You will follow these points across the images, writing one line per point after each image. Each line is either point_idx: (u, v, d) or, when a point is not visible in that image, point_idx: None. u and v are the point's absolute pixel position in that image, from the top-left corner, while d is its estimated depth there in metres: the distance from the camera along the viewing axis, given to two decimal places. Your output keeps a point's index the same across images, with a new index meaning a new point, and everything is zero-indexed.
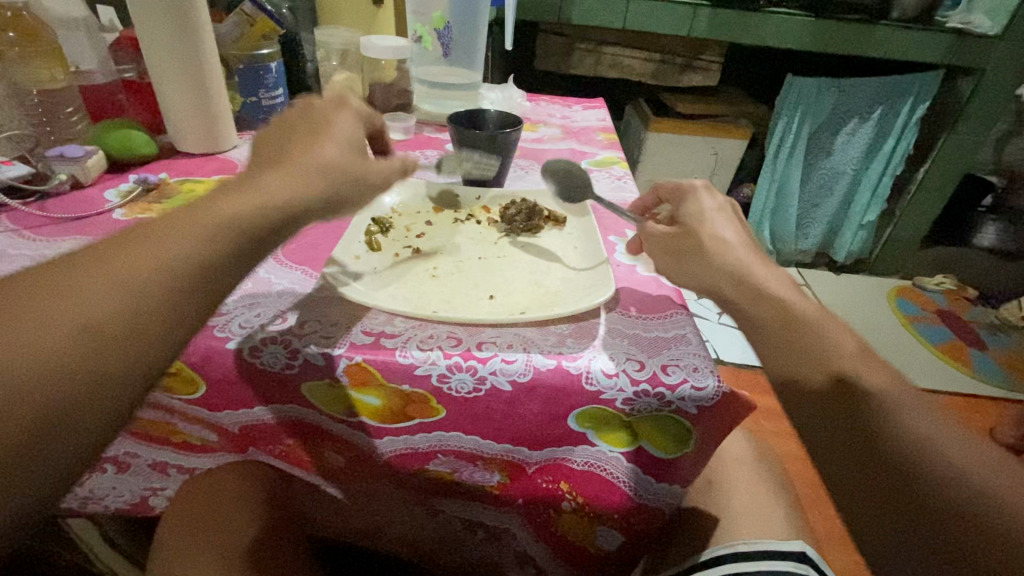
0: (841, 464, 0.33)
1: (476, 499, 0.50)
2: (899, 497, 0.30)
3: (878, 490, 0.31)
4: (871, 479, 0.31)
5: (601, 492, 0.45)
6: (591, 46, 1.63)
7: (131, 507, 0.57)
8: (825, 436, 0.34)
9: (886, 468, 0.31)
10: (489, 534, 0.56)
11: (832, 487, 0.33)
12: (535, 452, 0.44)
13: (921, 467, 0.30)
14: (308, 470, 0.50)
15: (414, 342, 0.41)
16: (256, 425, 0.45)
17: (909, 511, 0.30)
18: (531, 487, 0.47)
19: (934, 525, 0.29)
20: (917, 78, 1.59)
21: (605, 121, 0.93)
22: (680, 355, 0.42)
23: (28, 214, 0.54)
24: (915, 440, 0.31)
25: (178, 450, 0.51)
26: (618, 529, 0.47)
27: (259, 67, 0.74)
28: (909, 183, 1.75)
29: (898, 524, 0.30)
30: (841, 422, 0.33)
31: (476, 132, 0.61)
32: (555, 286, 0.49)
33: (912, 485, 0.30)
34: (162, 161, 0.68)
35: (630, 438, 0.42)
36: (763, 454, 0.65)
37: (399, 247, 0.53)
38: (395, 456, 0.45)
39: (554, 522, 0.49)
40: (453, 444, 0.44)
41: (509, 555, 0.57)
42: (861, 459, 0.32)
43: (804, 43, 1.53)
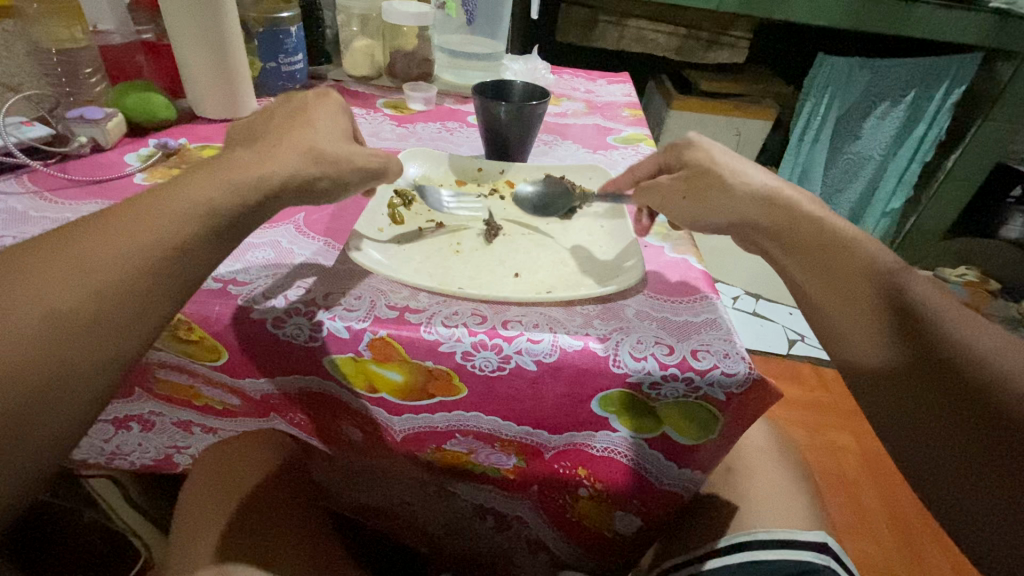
0: (906, 399, 0.33)
1: (491, 481, 0.50)
2: (967, 427, 0.30)
3: (948, 424, 0.30)
4: (933, 409, 0.31)
5: (621, 479, 0.44)
6: (615, 18, 1.57)
7: (156, 464, 0.56)
8: (879, 376, 0.35)
9: (949, 396, 0.31)
10: (498, 518, 0.56)
11: (890, 399, 0.34)
12: (555, 435, 0.44)
13: (984, 388, 0.30)
14: (331, 445, 0.51)
15: (439, 318, 0.41)
16: (276, 395, 0.45)
17: (978, 440, 0.29)
18: (547, 471, 0.47)
19: (989, 427, 0.29)
20: (954, 60, 1.52)
21: (631, 96, 0.90)
22: (710, 340, 0.40)
23: (49, 176, 0.54)
24: (956, 338, 0.32)
25: (204, 412, 0.50)
26: (635, 514, 0.47)
27: (278, 31, 0.72)
28: (938, 171, 1.69)
29: (958, 431, 0.30)
30: (906, 335, 0.34)
31: (503, 105, 0.59)
32: (582, 266, 0.48)
33: (974, 405, 0.30)
34: (180, 127, 0.66)
35: (653, 424, 0.41)
36: (784, 441, 0.65)
37: (423, 221, 0.52)
38: (412, 434, 0.45)
39: (569, 508, 0.49)
40: (471, 424, 0.43)
41: (518, 539, 0.57)
42: (917, 390, 0.32)
43: (837, 20, 1.47)
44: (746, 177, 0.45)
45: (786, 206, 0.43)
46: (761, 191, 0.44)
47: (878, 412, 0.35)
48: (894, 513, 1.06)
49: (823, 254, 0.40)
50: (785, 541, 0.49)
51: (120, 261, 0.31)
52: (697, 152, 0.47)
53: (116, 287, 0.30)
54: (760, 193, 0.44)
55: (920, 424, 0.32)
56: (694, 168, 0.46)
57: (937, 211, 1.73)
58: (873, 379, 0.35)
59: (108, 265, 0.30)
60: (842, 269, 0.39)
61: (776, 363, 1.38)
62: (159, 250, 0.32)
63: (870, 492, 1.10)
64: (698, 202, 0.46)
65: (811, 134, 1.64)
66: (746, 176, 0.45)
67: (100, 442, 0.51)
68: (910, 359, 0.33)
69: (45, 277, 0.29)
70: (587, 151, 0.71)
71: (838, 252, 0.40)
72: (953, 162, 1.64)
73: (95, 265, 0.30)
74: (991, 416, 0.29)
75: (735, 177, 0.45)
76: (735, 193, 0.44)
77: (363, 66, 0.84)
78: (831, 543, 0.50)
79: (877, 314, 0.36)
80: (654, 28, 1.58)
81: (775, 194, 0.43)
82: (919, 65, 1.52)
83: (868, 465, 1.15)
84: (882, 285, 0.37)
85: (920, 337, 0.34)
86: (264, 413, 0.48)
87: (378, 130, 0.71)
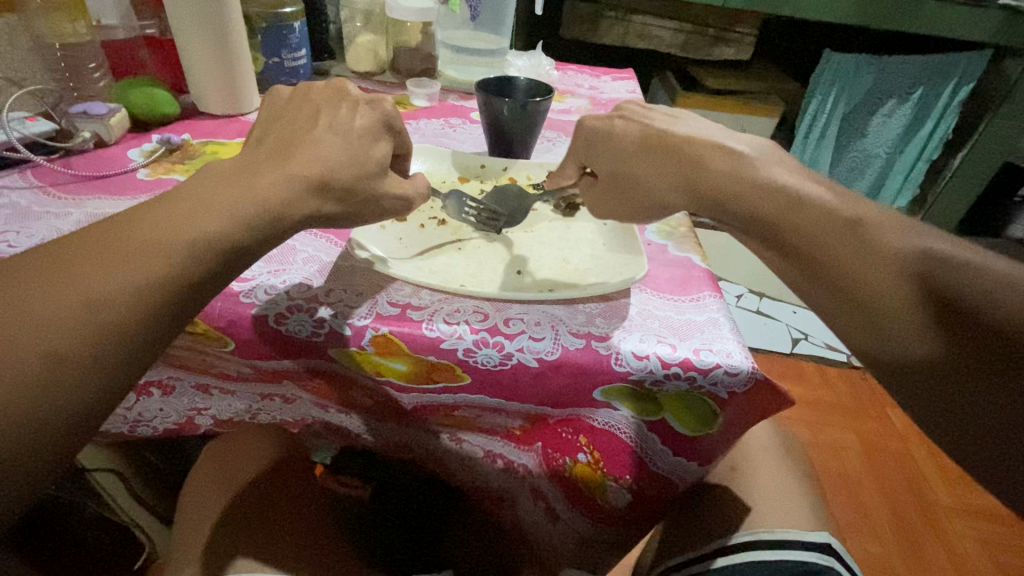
0: (940, 375, 0.32)
1: (498, 434, 0.48)
2: (1007, 386, 0.31)
3: (988, 388, 0.31)
4: (963, 373, 0.32)
5: (619, 453, 0.44)
6: (620, 14, 1.56)
7: (179, 428, 0.52)
8: (905, 362, 0.34)
9: (978, 357, 0.31)
10: (505, 466, 0.52)
11: (920, 377, 0.33)
12: (557, 411, 0.43)
13: (1003, 335, 0.31)
14: (342, 408, 0.49)
15: (441, 315, 0.41)
16: (277, 369, 0.43)
17: (1018, 394, 0.30)
18: (551, 436, 0.46)
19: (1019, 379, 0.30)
20: (962, 58, 1.50)
21: (635, 93, 0.90)
22: (713, 339, 0.40)
23: (53, 171, 0.54)
24: (953, 291, 0.33)
25: (221, 376, 0.45)
26: (628, 488, 0.46)
27: (281, 26, 0.72)
28: (944, 169, 1.68)
29: (997, 390, 0.31)
30: (910, 303, 0.34)
31: (506, 102, 0.59)
32: (584, 263, 0.48)
33: (1003, 358, 0.31)
34: (184, 122, 0.67)
35: (654, 410, 0.41)
36: (785, 440, 0.64)
37: (425, 217, 0.52)
38: (418, 406, 0.45)
39: (567, 471, 0.48)
40: (474, 405, 0.44)
41: (523, 491, 0.54)
42: (925, 336, 0.33)
43: (845, 16, 1.45)
44: (663, 163, 0.42)
45: (709, 174, 0.41)
46: (683, 167, 0.42)
47: (884, 360, 0.35)
48: (896, 512, 1.06)
49: (794, 236, 0.38)
50: (791, 541, 0.49)
51: (129, 267, 0.30)
52: (605, 144, 0.46)
53: (126, 293, 0.29)
54: (680, 171, 0.42)
55: (931, 366, 0.33)
56: (612, 161, 0.45)
57: (943, 210, 1.71)
58: (901, 365, 0.34)
59: (118, 267, 0.30)
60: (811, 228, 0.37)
61: (779, 361, 1.38)
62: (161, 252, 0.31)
63: (873, 491, 1.09)
64: (633, 198, 0.45)
65: (817, 131, 1.62)
66: (665, 154, 0.43)
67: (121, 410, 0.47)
68: (931, 332, 0.33)
69: (83, 264, 0.29)
70: None
71: (797, 216, 0.38)
72: (959, 161, 1.63)
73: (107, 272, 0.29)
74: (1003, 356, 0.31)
75: (654, 171, 0.43)
76: (660, 197, 0.43)
77: (366, 62, 0.83)
78: (834, 544, 0.50)
79: (875, 287, 0.35)
80: (660, 24, 1.57)
81: (697, 167, 0.41)
82: (927, 62, 1.51)
83: (871, 463, 1.15)
84: (870, 263, 0.35)
85: (924, 301, 0.33)
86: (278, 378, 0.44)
87: None
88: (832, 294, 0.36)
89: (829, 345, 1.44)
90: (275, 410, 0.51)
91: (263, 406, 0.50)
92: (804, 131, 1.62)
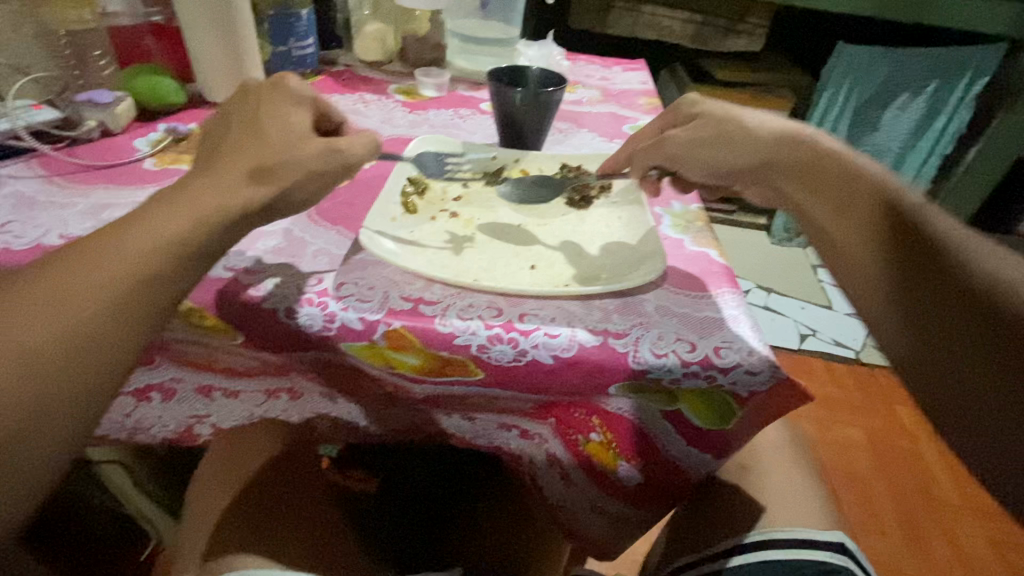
0: (920, 305, 0.36)
1: (512, 412, 0.46)
2: (976, 321, 0.34)
3: (964, 321, 0.34)
4: (936, 310, 0.35)
5: (634, 436, 0.44)
6: (630, 4, 1.54)
7: (177, 440, 0.51)
8: (883, 297, 0.38)
9: (958, 295, 0.35)
10: (521, 433, 0.50)
11: (898, 308, 0.37)
12: (574, 400, 0.42)
13: (983, 286, 0.35)
14: (351, 398, 0.47)
15: (454, 310, 0.40)
16: (277, 361, 0.43)
17: (978, 330, 0.33)
18: (565, 416, 0.45)
19: (983, 318, 0.34)
20: (978, 49, 1.48)
21: (647, 84, 0.88)
22: (733, 336, 0.39)
23: (59, 160, 0.53)
24: (954, 245, 0.37)
25: (225, 371, 0.44)
26: (641, 468, 0.46)
27: (289, 14, 0.70)
28: (958, 163, 1.65)
29: (967, 325, 0.34)
30: (909, 247, 0.38)
31: (519, 91, 0.57)
32: (599, 258, 0.47)
33: (979, 302, 0.34)
34: (190, 111, 0.65)
35: (671, 402, 0.40)
36: (798, 437, 0.63)
37: (436, 209, 0.51)
38: (430, 397, 0.44)
39: (582, 448, 0.47)
40: (489, 396, 0.43)
41: (543, 463, 0.52)
42: (909, 266, 0.38)
43: (859, 7, 1.42)
44: (752, 128, 0.49)
45: (798, 139, 0.47)
46: (757, 136, 0.48)
47: (871, 301, 0.39)
48: (905, 512, 1.05)
49: (828, 181, 0.44)
50: (803, 540, 0.49)
51: (102, 271, 0.32)
52: (709, 109, 0.51)
53: (102, 294, 0.31)
54: (768, 137, 0.48)
55: (921, 308, 0.36)
56: (709, 122, 0.51)
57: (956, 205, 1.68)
58: (880, 302, 0.38)
59: (100, 269, 0.32)
60: (839, 191, 0.43)
61: (786, 357, 1.37)
62: (132, 263, 0.32)
63: (881, 489, 1.08)
64: (705, 152, 0.50)
65: (828, 124, 1.60)
66: (758, 126, 0.49)
67: (121, 416, 0.47)
68: (913, 273, 0.37)
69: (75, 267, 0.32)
70: (603, 140, 0.69)
71: (834, 174, 0.44)
72: (973, 155, 1.60)
73: (80, 287, 0.31)
74: (981, 302, 0.34)
75: (739, 134, 0.49)
76: (735, 150, 0.49)
77: (374, 51, 0.82)
78: (849, 543, 0.49)
79: (875, 235, 0.40)
80: (670, 14, 1.55)
81: (787, 135, 0.48)
82: (942, 54, 1.48)
83: (878, 461, 1.14)
84: (883, 214, 0.41)
85: (921, 247, 0.38)
86: (287, 369, 0.43)
87: (390, 116, 0.69)
88: (843, 226, 0.42)
89: (837, 341, 1.42)
90: (278, 413, 0.50)
91: (265, 409, 0.49)
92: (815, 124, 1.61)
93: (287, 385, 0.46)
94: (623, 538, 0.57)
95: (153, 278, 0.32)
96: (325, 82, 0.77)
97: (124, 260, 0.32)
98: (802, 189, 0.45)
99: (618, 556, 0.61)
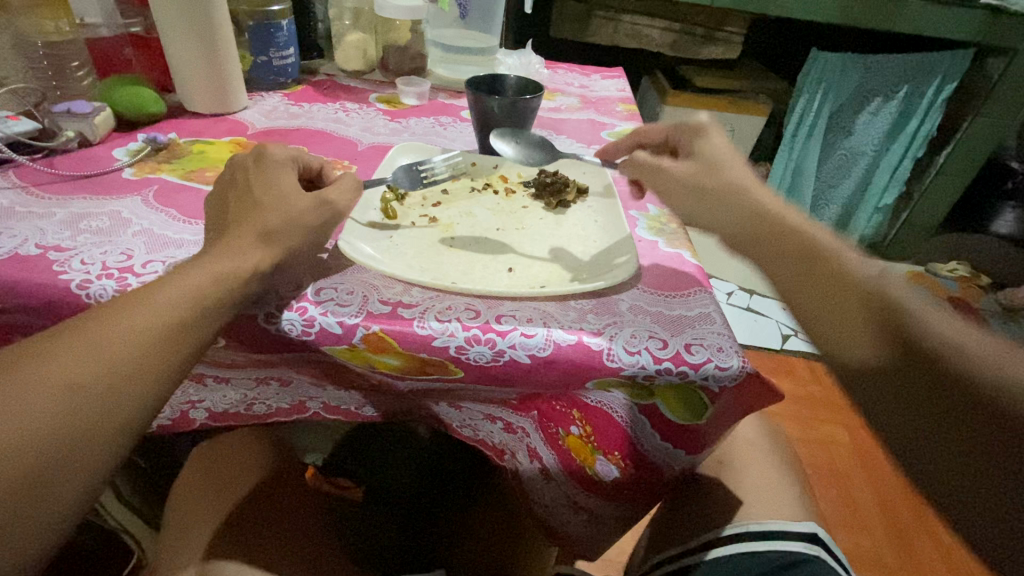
0: (890, 391, 0.32)
1: (496, 403, 0.47)
2: (943, 414, 0.30)
3: (944, 417, 0.30)
4: (909, 395, 0.31)
5: (611, 431, 0.45)
6: (609, 13, 1.57)
7: (174, 424, 0.52)
8: (860, 371, 0.34)
9: (923, 387, 0.31)
10: (505, 427, 0.51)
11: (866, 397, 0.33)
12: (556, 392, 0.43)
13: (962, 373, 0.30)
14: (342, 388, 0.48)
15: (432, 313, 0.40)
16: (261, 357, 0.43)
17: (949, 426, 0.30)
18: (546, 407, 0.46)
19: (964, 415, 0.29)
20: (946, 56, 1.52)
21: (625, 91, 0.90)
22: (705, 334, 0.40)
23: (37, 172, 0.53)
24: (933, 328, 0.32)
25: (216, 365, 0.45)
26: (620, 463, 0.47)
27: (269, 25, 0.71)
28: (930, 165, 1.70)
29: (925, 417, 0.30)
30: (875, 325, 0.34)
31: (496, 100, 0.58)
32: (575, 260, 0.48)
33: (967, 409, 0.29)
34: (171, 121, 0.66)
35: (646, 397, 0.41)
36: (776, 433, 0.65)
37: (415, 215, 0.52)
38: (414, 389, 0.45)
39: (563, 439, 0.49)
40: (472, 389, 0.44)
41: (525, 454, 0.53)
42: (884, 351, 0.33)
43: (831, 15, 1.47)
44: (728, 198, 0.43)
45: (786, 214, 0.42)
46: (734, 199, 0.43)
47: (852, 358, 0.34)
48: (887, 506, 1.07)
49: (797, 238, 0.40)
50: (779, 532, 0.49)
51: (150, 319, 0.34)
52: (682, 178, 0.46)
53: (146, 340, 0.33)
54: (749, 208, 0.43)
55: (917, 413, 0.31)
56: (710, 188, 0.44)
57: (930, 205, 1.73)
58: (863, 374, 0.33)
59: (147, 317, 0.34)
60: (809, 257, 0.39)
61: (770, 357, 1.39)
62: (161, 313, 0.34)
63: (863, 485, 1.10)
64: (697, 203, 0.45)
65: (804, 129, 1.63)
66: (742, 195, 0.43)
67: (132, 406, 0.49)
68: (887, 351, 0.33)
69: (123, 314, 0.33)
70: (582, 146, 0.71)
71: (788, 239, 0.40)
72: (945, 157, 1.64)
73: (127, 331, 0.33)
74: (957, 382, 0.30)
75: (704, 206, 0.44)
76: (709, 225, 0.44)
77: (355, 60, 0.83)
78: (821, 534, 0.50)
79: (840, 308, 0.36)
80: (649, 23, 1.58)
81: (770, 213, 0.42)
82: (911, 60, 1.53)
83: (861, 457, 1.16)
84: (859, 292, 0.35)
85: (889, 325, 0.33)
86: (272, 364, 0.44)
87: (371, 124, 0.70)
88: (819, 294, 0.37)
89: None
90: (270, 396, 0.49)
91: (258, 394, 0.49)
92: (791, 130, 1.64)
93: (275, 373, 0.46)
94: (606, 535, 0.57)
95: (188, 322, 0.34)
96: (306, 91, 0.78)
97: (170, 309, 0.34)
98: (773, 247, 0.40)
99: (600, 555, 0.62)
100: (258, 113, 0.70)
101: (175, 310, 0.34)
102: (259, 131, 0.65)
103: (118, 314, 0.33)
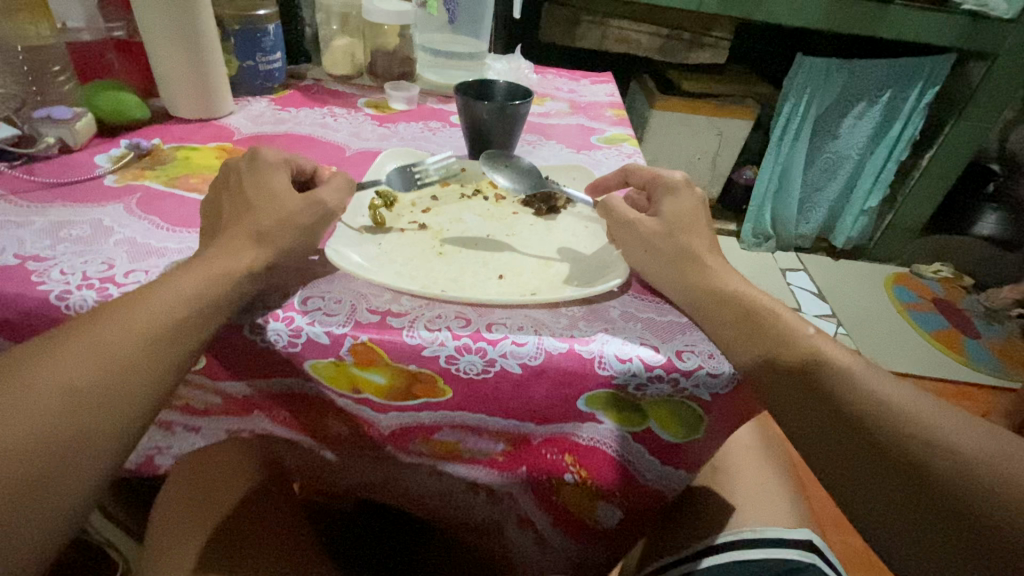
0: (881, 493, 0.32)
1: (481, 460, 0.46)
2: (932, 512, 0.31)
3: (932, 515, 0.31)
4: (905, 502, 0.32)
5: (610, 467, 0.44)
6: (597, 18, 1.58)
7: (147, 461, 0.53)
8: (850, 472, 0.33)
9: (906, 484, 0.32)
10: (488, 495, 0.50)
11: (855, 494, 0.33)
12: (540, 427, 0.43)
13: (945, 473, 0.31)
14: (320, 442, 0.48)
15: (421, 322, 0.40)
16: (243, 397, 0.44)
17: (940, 523, 0.31)
18: (537, 460, 0.45)
19: (952, 513, 0.30)
20: (927, 62, 1.54)
21: (614, 96, 0.91)
22: (696, 340, 0.41)
23: (15, 178, 0.52)
24: (906, 420, 0.33)
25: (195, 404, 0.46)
26: (619, 503, 0.46)
27: (255, 29, 0.70)
28: (914, 169, 1.72)
29: (924, 522, 0.31)
30: (852, 425, 0.34)
31: (485, 105, 0.58)
32: (566, 267, 0.48)
33: (954, 509, 0.30)
34: (154, 127, 0.65)
35: (639, 420, 0.41)
36: (767, 437, 0.65)
37: (404, 223, 0.51)
38: (397, 431, 0.44)
39: (557, 494, 0.47)
40: (460, 420, 0.43)
41: (508, 518, 0.53)
42: (873, 456, 0.33)
43: (815, 21, 1.48)
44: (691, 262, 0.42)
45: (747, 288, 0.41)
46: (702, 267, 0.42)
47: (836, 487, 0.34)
48: None
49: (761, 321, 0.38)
50: (774, 539, 0.49)
51: (143, 323, 0.33)
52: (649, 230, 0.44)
53: (141, 345, 0.32)
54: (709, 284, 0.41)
55: (870, 486, 0.33)
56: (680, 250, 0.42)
57: (914, 208, 1.75)
58: (852, 484, 0.33)
59: (137, 323, 0.33)
60: (774, 345, 0.37)
61: None
62: (148, 319, 0.33)
63: None
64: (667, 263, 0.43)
65: (790, 134, 1.65)
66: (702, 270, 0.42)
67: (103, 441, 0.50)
68: (873, 455, 0.33)
69: (114, 320, 0.33)
70: (571, 151, 0.71)
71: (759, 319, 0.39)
72: (928, 161, 1.67)
73: (119, 337, 0.32)
74: (933, 483, 0.31)
75: (668, 269, 0.43)
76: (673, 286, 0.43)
77: (343, 64, 0.82)
78: (817, 541, 0.50)
79: (818, 418, 0.35)
80: (636, 28, 1.59)
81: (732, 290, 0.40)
82: (893, 66, 1.55)
83: None
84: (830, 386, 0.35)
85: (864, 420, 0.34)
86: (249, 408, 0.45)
87: (359, 130, 0.70)
88: (796, 404, 0.36)
89: None
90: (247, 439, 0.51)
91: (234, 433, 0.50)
92: (777, 135, 1.65)
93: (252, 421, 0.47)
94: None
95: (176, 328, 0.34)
96: (293, 96, 0.77)
97: (163, 313, 0.34)
98: (742, 328, 0.39)
99: None
100: (245, 119, 0.69)
101: (164, 315, 0.34)
102: (243, 137, 0.64)
103: (109, 319, 0.33)
